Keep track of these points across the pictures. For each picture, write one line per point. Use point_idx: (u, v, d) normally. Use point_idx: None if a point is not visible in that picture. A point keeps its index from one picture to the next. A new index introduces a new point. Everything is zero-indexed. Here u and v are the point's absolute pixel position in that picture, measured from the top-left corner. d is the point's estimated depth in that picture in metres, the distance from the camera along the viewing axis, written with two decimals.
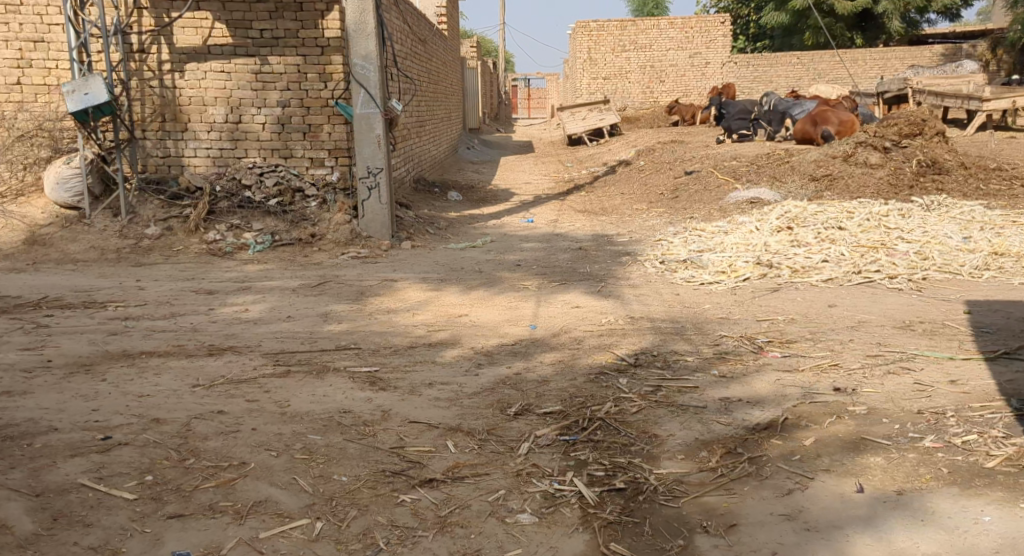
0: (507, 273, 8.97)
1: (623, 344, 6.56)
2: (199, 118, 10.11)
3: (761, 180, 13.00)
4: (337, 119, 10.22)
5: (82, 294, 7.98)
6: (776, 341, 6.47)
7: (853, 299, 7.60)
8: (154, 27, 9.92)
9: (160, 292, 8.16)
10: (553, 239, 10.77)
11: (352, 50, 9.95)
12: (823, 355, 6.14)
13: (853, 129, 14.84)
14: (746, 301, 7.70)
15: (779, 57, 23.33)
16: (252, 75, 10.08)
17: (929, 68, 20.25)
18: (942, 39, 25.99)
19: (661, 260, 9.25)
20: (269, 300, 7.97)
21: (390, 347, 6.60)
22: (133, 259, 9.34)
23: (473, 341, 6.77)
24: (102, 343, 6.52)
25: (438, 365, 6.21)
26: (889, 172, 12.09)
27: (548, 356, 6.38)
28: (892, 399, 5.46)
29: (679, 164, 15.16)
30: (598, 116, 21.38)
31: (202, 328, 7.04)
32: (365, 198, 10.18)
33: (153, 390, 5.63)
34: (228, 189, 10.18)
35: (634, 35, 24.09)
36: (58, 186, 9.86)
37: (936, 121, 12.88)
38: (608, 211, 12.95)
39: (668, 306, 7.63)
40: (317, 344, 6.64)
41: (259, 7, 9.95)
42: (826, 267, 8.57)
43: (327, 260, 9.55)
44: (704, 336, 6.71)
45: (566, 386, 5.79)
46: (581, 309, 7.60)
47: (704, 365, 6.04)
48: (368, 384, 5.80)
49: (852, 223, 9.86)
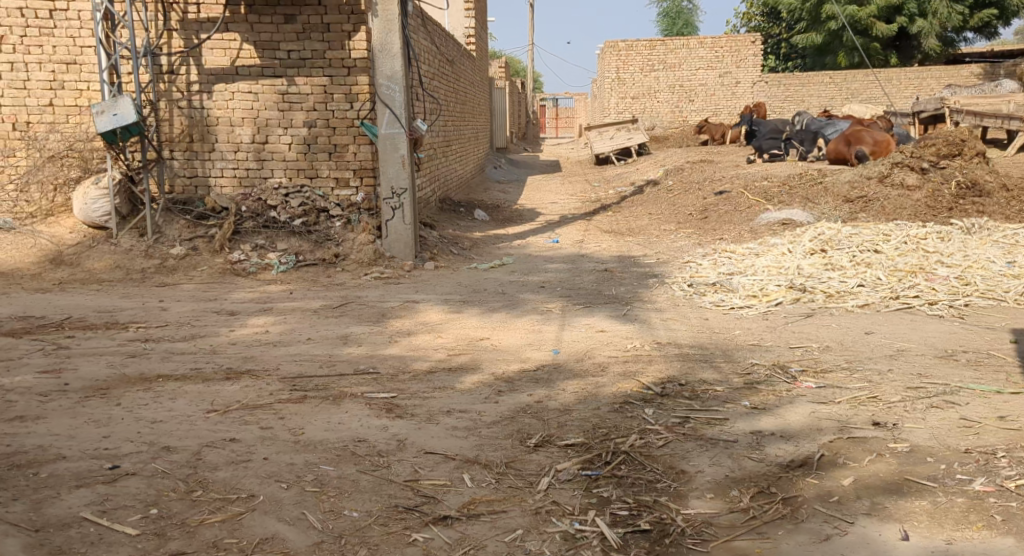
0: (532, 295, 8.78)
1: (649, 372, 6.33)
2: (226, 138, 10.04)
3: (793, 201, 12.74)
4: (362, 139, 10.11)
5: (104, 315, 7.88)
6: (810, 370, 6.22)
7: (891, 326, 7.34)
8: (184, 48, 9.88)
9: (181, 313, 8.04)
10: (578, 261, 10.58)
11: (378, 71, 9.88)
12: (859, 386, 5.88)
13: (888, 149, 14.54)
14: (779, 327, 7.46)
15: (811, 77, 23.05)
16: (279, 96, 9.99)
17: (965, 88, 19.88)
18: (979, 58, 25.58)
19: (689, 282, 9.02)
20: (289, 322, 7.83)
21: (409, 372, 6.41)
22: (156, 279, 9.25)
23: (494, 366, 6.58)
24: (120, 366, 6.39)
25: (457, 392, 6.02)
26: (926, 195, 11.80)
27: (572, 383, 6.16)
28: (936, 436, 5.20)
29: (708, 184, 14.90)
30: (625, 135, 21.20)
31: (221, 350, 6.91)
32: (389, 218, 10.08)
33: (166, 416, 5.47)
34: (253, 210, 10.03)
35: (663, 55, 23.94)
36: (85, 207, 9.80)
37: (975, 142, 12.42)
38: (636, 232, 12.73)
39: (697, 332, 7.40)
40: (335, 368, 6.48)
41: (287, 28, 9.88)
42: (862, 292, 8.31)
43: (349, 281, 9.41)
44: (734, 365, 6.46)
45: (590, 416, 5.58)
46: (606, 333, 7.38)
47: (734, 396, 5.80)
48: (385, 411, 5.61)
49: (888, 246, 9.58)
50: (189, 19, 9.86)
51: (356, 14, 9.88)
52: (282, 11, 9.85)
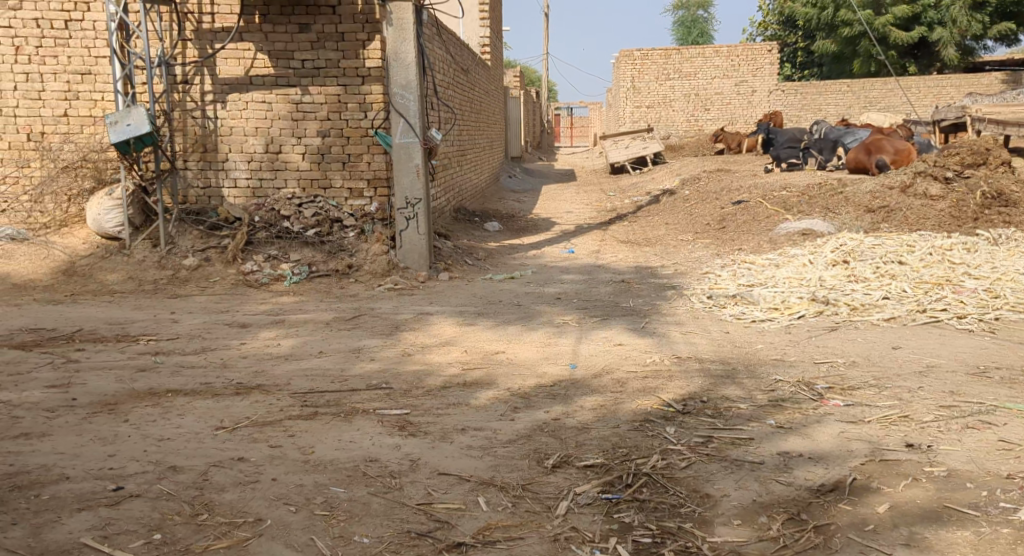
0: (548, 307, 8.61)
1: (669, 388, 6.14)
2: (239, 148, 9.94)
3: (813, 211, 12.52)
4: (377, 149, 9.97)
5: (115, 327, 7.75)
6: (836, 387, 6.02)
7: (919, 341, 7.14)
8: (198, 58, 9.78)
9: (193, 325, 7.91)
10: (595, 271, 10.40)
11: (393, 79, 9.67)
12: (889, 404, 5.67)
13: (909, 158, 14.36)
14: (802, 341, 7.27)
15: (828, 86, 22.83)
16: (293, 106, 9.88)
17: (986, 97, 19.62)
18: (999, 66, 25.31)
19: (708, 294, 8.83)
20: (302, 334, 7.69)
21: (423, 388, 6.25)
22: (168, 290, 9.12)
23: (510, 381, 6.40)
24: (129, 380, 6.24)
25: (472, 408, 5.85)
26: (950, 204, 11.59)
27: (591, 399, 5.98)
28: (975, 459, 5.00)
29: (726, 193, 14.71)
30: (641, 144, 21.03)
31: (232, 364, 6.76)
32: (403, 228, 9.88)
33: (174, 434, 5.32)
34: (266, 219, 9.92)
35: (679, 63, 23.73)
36: (98, 217, 9.72)
37: (1000, 150, 12.22)
38: (652, 242, 12.55)
39: (717, 346, 7.21)
40: (347, 383, 6.31)
41: (302, 37, 9.76)
42: (888, 305, 8.10)
43: (363, 292, 9.27)
44: (757, 381, 6.26)
45: (609, 435, 5.40)
46: (624, 347, 7.20)
47: (758, 414, 5.60)
48: (398, 429, 5.45)
49: (913, 257, 9.38)
50: (203, 29, 9.76)
51: (370, 23, 9.74)
52: (296, 21, 9.74)
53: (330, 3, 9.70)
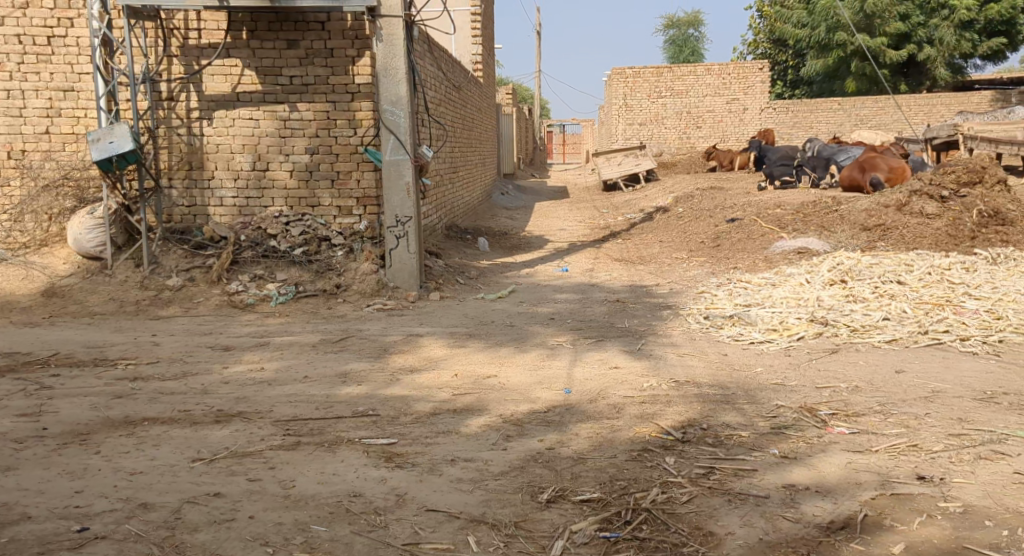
0: (541, 328, 8.39)
1: (667, 415, 5.91)
2: (225, 166, 9.71)
3: (808, 229, 12.34)
4: (366, 166, 9.75)
5: (94, 351, 7.49)
6: (841, 414, 5.80)
7: (923, 365, 6.93)
8: (183, 74, 9.56)
9: (175, 348, 7.65)
10: (588, 290, 10.18)
11: (382, 96, 9.53)
12: (897, 432, 5.45)
13: (904, 176, 14.20)
14: (803, 364, 7.06)
15: (819, 104, 22.74)
16: (280, 122, 9.67)
17: (977, 115, 19.57)
18: (988, 85, 25.28)
19: (705, 314, 8.62)
20: (286, 358, 7.44)
21: (411, 415, 6.00)
22: (151, 312, 8.88)
23: (501, 408, 6.16)
24: (104, 408, 5.98)
25: (461, 437, 5.60)
26: (947, 223, 11.42)
27: (586, 427, 5.74)
28: (990, 494, 4.78)
29: (720, 211, 14.52)
30: (633, 161, 20.89)
31: (213, 390, 6.51)
32: (393, 246, 9.70)
33: (147, 467, 5.07)
34: (253, 239, 9.68)
35: (670, 81, 23.61)
36: (80, 237, 9.46)
37: (996, 168, 12.14)
38: (646, 260, 12.35)
39: (715, 369, 6.98)
40: (332, 410, 6.06)
41: (290, 53, 9.56)
42: (889, 326, 7.91)
43: (351, 313, 9.04)
44: (758, 407, 6.04)
45: (606, 466, 5.16)
46: (619, 371, 6.96)
47: (760, 443, 5.37)
48: (384, 460, 5.21)
49: (911, 277, 9.19)
50: (190, 45, 9.55)
51: (360, 39, 9.55)
52: (284, 37, 9.54)
53: (319, 19, 9.51)
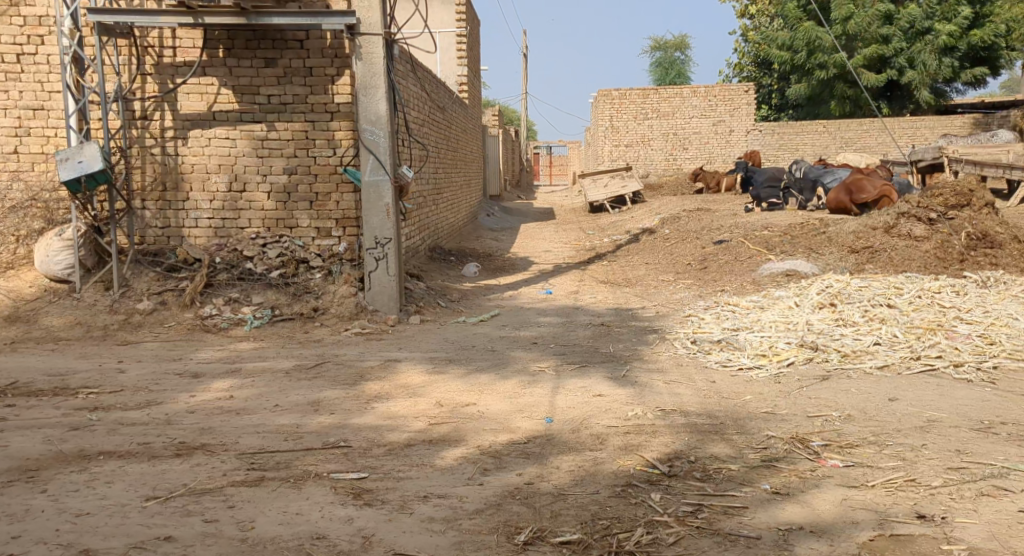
0: (523, 353, 8.11)
1: (653, 446, 5.64)
2: (201, 186, 9.42)
3: (796, 252, 12.13)
4: (346, 187, 9.49)
5: (55, 379, 7.21)
6: (834, 445, 5.55)
7: (918, 392, 6.68)
8: (158, 93, 9.29)
9: (140, 375, 7.37)
10: (573, 314, 9.91)
11: (361, 115, 9.27)
12: (893, 465, 5.19)
13: (891, 199, 14.01)
14: (794, 393, 6.79)
15: (804, 126, 22.62)
16: (257, 142, 9.39)
17: (961, 138, 19.49)
18: (970, 109, 25.21)
19: (692, 339, 8.36)
20: (257, 385, 7.15)
21: (383, 446, 5.72)
22: (119, 337, 8.60)
23: (479, 438, 5.88)
24: (57, 442, 5.77)
25: (436, 470, 5.32)
26: (935, 246, 11.22)
27: (568, 459, 5.47)
28: (995, 536, 4.55)
29: (707, 233, 14.30)
30: (619, 183, 20.69)
31: (177, 420, 6.22)
32: (372, 269, 9.40)
33: (96, 507, 4.87)
34: (228, 261, 9.40)
35: (656, 103, 23.52)
36: (47, 259, 9.14)
37: (984, 191, 11.91)
38: (633, 283, 12.10)
39: (703, 397, 6.71)
40: (301, 441, 5.78)
41: (267, 72, 9.31)
42: (880, 351, 7.68)
43: (327, 337, 8.76)
44: (748, 437, 5.78)
45: (587, 502, 4.90)
46: (604, 399, 6.68)
47: (751, 477, 5.11)
48: (351, 497, 4.97)
49: (901, 300, 8.97)
50: (164, 63, 9.28)
51: (340, 58, 9.31)
52: (261, 55, 9.29)
53: (298, 37, 9.28)
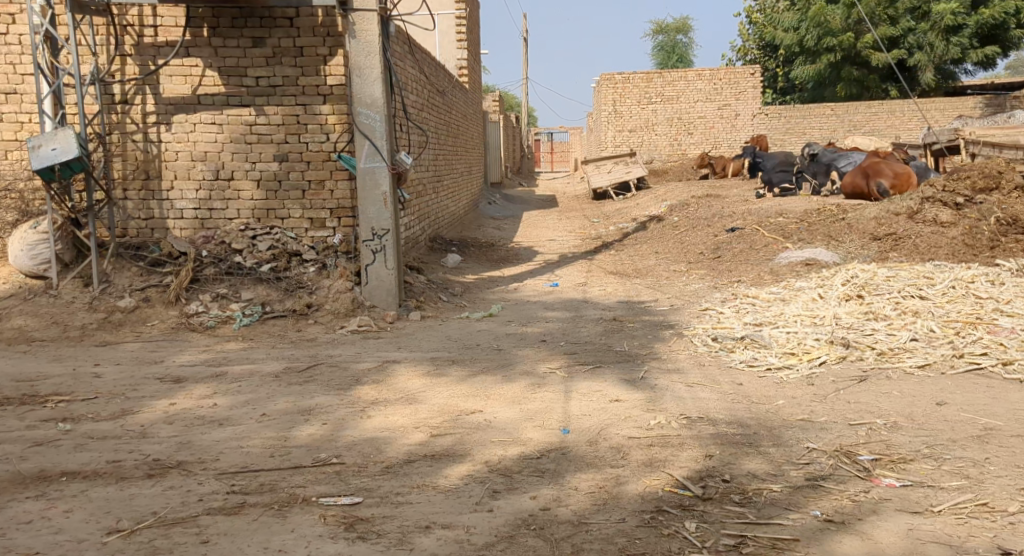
0: (531, 351, 7.52)
1: (681, 461, 5.07)
2: (186, 175, 8.79)
3: (814, 239, 11.50)
4: (341, 174, 8.87)
5: (23, 385, 6.63)
6: (886, 459, 5.03)
7: (967, 396, 6.06)
8: (138, 75, 8.65)
9: (117, 379, 6.78)
10: (582, 307, 9.29)
11: (356, 98, 8.65)
12: (958, 486, 4.73)
13: (907, 186, 13.30)
14: (830, 396, 6.18)
15: (812, 109, 22.00)
16: (246, 128, 8.76)
17: (975, 120, 18.76)
18: (979, 90, 24.53)
19: (711, 335, 7.75)
20: (244, 389, 6.56)
21: (381, 462, 5.14)
22: (97, 337, 8.00)
23: (485, 451, 5.29)
24: (17, 460, 5.20)
25: (441, 492, 4.79)
26: (964, 232, 10.54)
27: (586, 478, 4.91)
28: None
29: (718, 220, 13.65)
30: (623, 169, 20.07)
31: (153, 432, 5.63)
32: (370, 262, 8.80)
33: (47, 546, 4.37)
34: (216, 254, 8.77)
35: (660, 87, 22.81)
36: (21, 253, 8.52)
37: (1015, 174, 10.89)
38: (643, 274, 11.46)
39: (730, 402, 6.10)
40: (289, 458, 5.19)
41: (255, 52, 8.67)
42: (920, 348, 7.06)
43: (322, 336, 8.17)
44: (787, 450, 5.19)
45: (612, 534, 4.45)
46: (621, 404, 6.07)
47: (797, 500, 4.66)
48: (343, 529, 4.48)
49: (933, 291, 8.35)
50: (145, 43, 8.65)
51: (332, 37, 8.69)
52: (248, 34, 8.65)
53: (287, 14, 8.63)
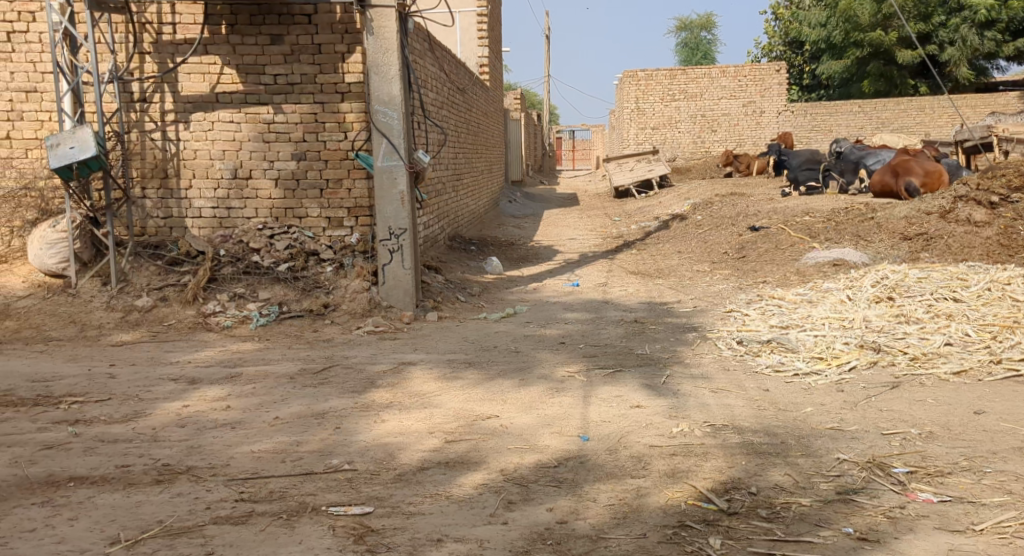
0: (551, 354, 7.33)
1: (705, 471, 4.88)
2: (204, 174, 8.66)
3: (842, 239, 11.24)
4: (359, 173, 8.72)
5: (36, 386, 6.52)
6: (922, 472, 4.82)
7: (1005, 404, 5.82)
8: (156, 73, 8.54)
9: (132, 380, 6.67)
10: (603, 309, 9.09)
11: (373, 96, 8.52)
12: (1000, 502, 4.53)
13: (939, 182, 13.03)
14: (861, 404, 5.95)
15: (839, 106, 21.56)
16: (264, 126, 8.63)
17: (1007, 117, 18.35)
18: (1011, 85, 24.06)
19: (736, 338, 7.53)
20: (258, 392, 6.42)
21: (394, 469, 4.98)
22: (113, 337, 7.89)
23: (501, 459, 5.11)
24: (25, 464, 5.08)
25: (455, 503, 4.63)
26: (998, 232, 10.26)
27: (606, 489, 4.74)
28: None
29: (743, 219, 13.40)
30: (646, 167, 19.82)
31: (165, 436, 5.50)
32: (387, 261, 8.66)
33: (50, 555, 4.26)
34: (233, 253, 8.64)
35: (684, 84, 22.55)
36: (40, 252, 8.43)
37: None
38: (666, 274, 11.24)
39: (757, 409, 5.90)
40: (300, 464, 5.04)
41: (273, 50, 8.53)
42: (954, 353, 6.82)
43: (338, 337, 8.02)
44: (816, 461, 4.99)
45: (633, 550, 4.28)
46: (644, 411, 5.88)
47: (828, 516, 4.48)
48: (353, 541, 4.34)
49: (968, 292, 8.08)
50: (163, 41, 8.52)
51: (350, 33, 8.53)
52: (267, 31, 8.51)
53: (305, 11, 8.50)
